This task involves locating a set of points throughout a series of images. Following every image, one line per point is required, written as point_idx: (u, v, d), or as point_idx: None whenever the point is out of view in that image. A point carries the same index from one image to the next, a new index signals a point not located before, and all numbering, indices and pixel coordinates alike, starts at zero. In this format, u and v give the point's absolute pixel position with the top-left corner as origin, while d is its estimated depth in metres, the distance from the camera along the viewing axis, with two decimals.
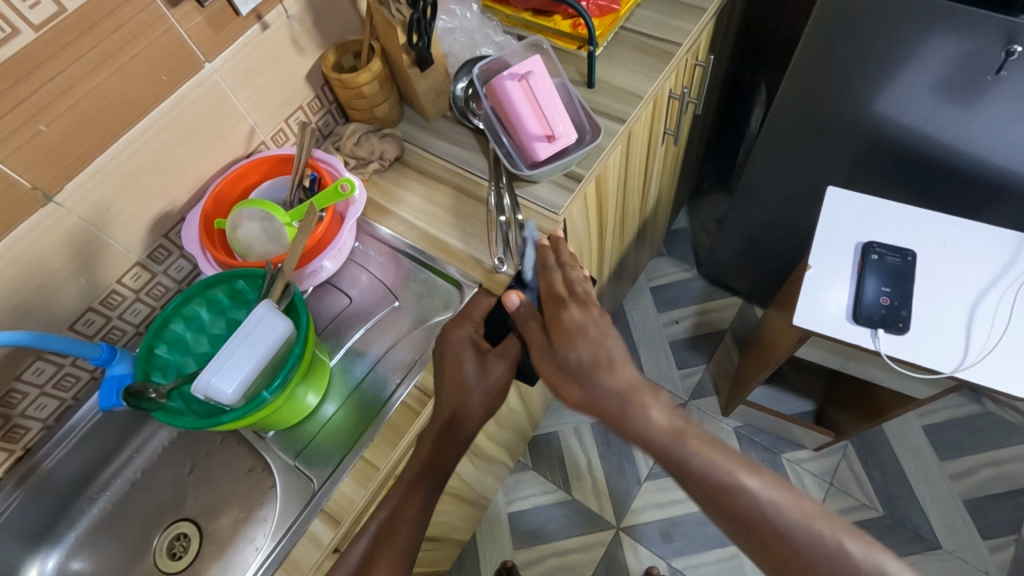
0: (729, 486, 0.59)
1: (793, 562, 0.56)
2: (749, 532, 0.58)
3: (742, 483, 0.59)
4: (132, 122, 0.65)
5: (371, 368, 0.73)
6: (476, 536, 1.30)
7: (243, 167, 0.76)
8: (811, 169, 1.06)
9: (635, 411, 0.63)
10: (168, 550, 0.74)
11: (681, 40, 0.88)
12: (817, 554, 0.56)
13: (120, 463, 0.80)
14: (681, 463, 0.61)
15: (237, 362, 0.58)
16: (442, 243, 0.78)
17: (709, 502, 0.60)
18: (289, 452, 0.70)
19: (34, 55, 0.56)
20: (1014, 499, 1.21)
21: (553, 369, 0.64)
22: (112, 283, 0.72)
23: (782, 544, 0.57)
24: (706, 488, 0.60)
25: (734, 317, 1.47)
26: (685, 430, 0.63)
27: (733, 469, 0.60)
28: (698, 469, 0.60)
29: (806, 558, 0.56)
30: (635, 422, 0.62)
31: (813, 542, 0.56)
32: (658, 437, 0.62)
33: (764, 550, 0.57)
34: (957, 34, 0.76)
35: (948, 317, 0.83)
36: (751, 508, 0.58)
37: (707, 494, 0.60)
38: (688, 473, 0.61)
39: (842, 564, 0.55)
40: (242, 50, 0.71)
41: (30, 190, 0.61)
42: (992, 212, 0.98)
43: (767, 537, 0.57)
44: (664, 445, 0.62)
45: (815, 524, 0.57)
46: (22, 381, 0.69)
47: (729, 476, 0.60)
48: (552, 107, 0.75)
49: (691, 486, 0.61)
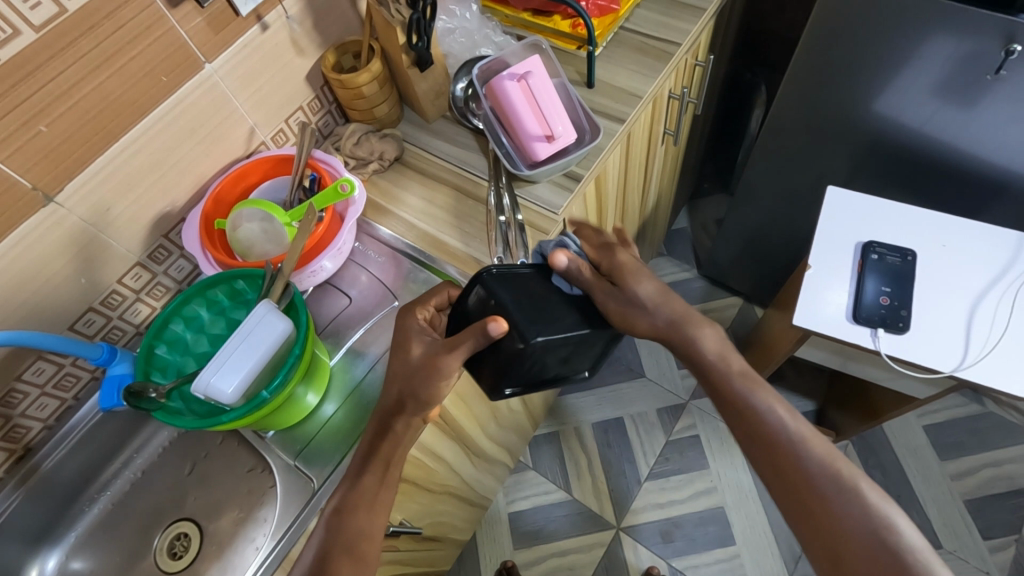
0: (757, 412, 0.60)
1: (805, 490, 0.56)
2: (770, 457, 0.58)
3: (773, 411, 0.59)
4: (132, 123, 0.65)
5: (371, 368, 0.73)
6: (477, 536, 1.30)
7: (243, 167, 0.76)
8: (811, 169, 1.06)
9: (686, 336, 0.62)
10: (168, 550, 0.74)
11: (680, 40, 0.88)
12: (831, 487, 0.55)
13: (121, 463, 0.80)
14: (721, 385, 0.62)
15: (238, 362, 0.58)
16: (442, 243, 0.78)
17: (740, 424, 0.61)
18: (289, 452, 0.70)
19: (35, 56, 0.56)
20: (1015, 499, 1.21)
21: (618, 305, 0.60)
22: (112, 283, 0.72)
23: (799, 473, 0.56)
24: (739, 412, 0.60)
25: (734, 317, 1.47)
26: (730, 358, 0.62)
27: (767, 397, 0.60)
28: (740, 396, 0.60)
29: (819, 490, 0.55)
30: (689, 344, 0.62)
31: (827, 475, 0.56)
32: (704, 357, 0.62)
33: (780, 476, 0.57)
34: (956, 34, 0.76)
35: (948, 317, 0.83)
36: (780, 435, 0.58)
37: (739, 419, 0.61)
38: (726, 395, 0.61)
39: (852, 501, 0.54)
40: (242, 51, 0.71)
41: (31, 190, 0.61)
42: (992, 212, 0.98)
43: (784, 466, 0.57)
44: (711, 363, 0.62)
45: (835, 462, 0.56)
46: (22, 381, 0.69)
47: (763, 401, 0.60)
48: (551, 107, 0.75)
49: (726, 407, 0.62)
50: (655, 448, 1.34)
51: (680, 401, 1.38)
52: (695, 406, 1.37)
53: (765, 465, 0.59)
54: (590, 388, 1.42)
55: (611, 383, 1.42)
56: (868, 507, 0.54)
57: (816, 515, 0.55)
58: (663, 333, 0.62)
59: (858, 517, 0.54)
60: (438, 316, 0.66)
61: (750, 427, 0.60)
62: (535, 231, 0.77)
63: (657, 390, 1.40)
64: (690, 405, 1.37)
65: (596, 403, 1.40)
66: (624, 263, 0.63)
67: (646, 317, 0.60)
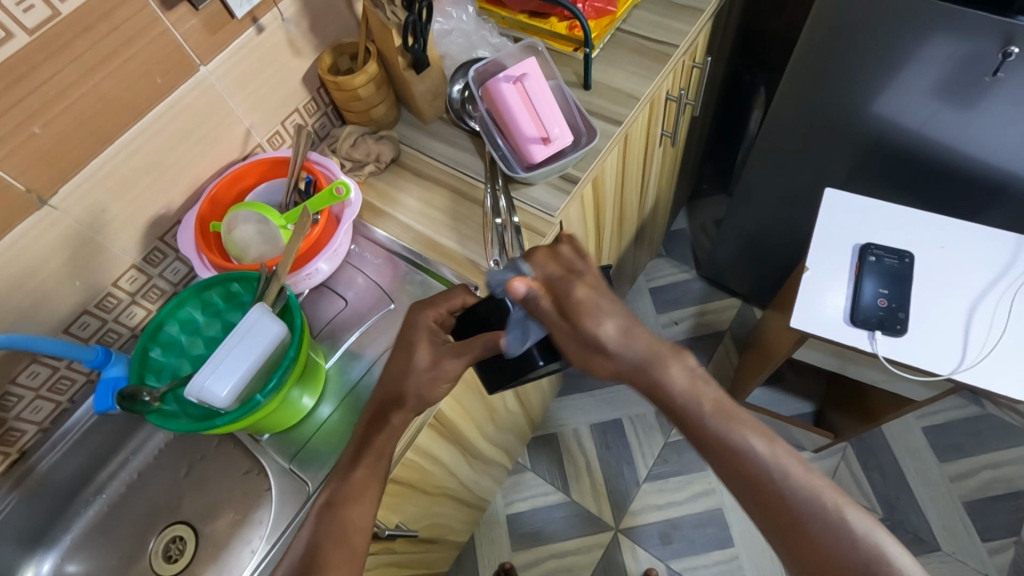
0: (738, 450, 0.54)
1: (796, 533, 0.52)
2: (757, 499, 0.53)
3: (753, 447, 0.54)
4: (127, 126, 0.65)
5: (367, 371, 0.73)
6: (475, 537, 1.30)
7: (239, 169, 0.76)
8: (810, 170, 1.06)
9: (650, 374, 0.57)
10: (163, 553, 0.74)
11: (678, 41, 0.88)
12: (824, 528, 0.51)
13: (117, 465, 0.80)
14: (695, 423, 0.56)
15: (232, 366, 0.58)
16: (438, 245, 0.78)
17: (717, 462, 0.56)
18: (284, 455, 0.70)
19: (29, 58, 0.56)
20: (1014, 501, 1.21)
21: (577, 348, 0.58)
22: (108, 285, 0.72)
23: (788, 515, 0.52)
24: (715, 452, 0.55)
25: (733, 318, 1.47)
26: (702, 389, 0.57)
27: (743, 431, 0.55)
28: (711, 434, 0.55)
29: (811, 531, 0.51)
30: (655, 387, 0.57)
31: (819, 517, 0.52)
32: (672, 389, 0.57)
33: (769, 517, 0.53)
34: (954, 35, 0.76)
35: (945, 320, 0.83)
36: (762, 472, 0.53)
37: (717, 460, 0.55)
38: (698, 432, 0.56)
39: (851, 542, 0.50)
40: (238, 53, 0.71)
41: (25, 193, 0.61)
42: (990, 214, 0.98)
43: (773, 507, 0.53)
44: (677, 400, 0.56)
45: (828, 503, 0.52)
46: (18, 384, 0.69)
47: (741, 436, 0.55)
48: (547, 109, 0.75)
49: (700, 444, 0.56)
50: (654, 449, 1.34)
51: None
52: None
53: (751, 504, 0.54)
54: (588, 390, 1.42)
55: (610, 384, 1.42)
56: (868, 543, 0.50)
57: (812, 557, 0.51)
58: (628, 375, 0.58)
59: (856, 559, 0.50)
60: (450, 316, 0.68)
61: (730, 466, 0.55)
62: (531, 233, 0.77)
63: None
64: None
65: (594, 404, 1.40)
66: (581, 301, 0.57)
67: (608, 357, 0.57)
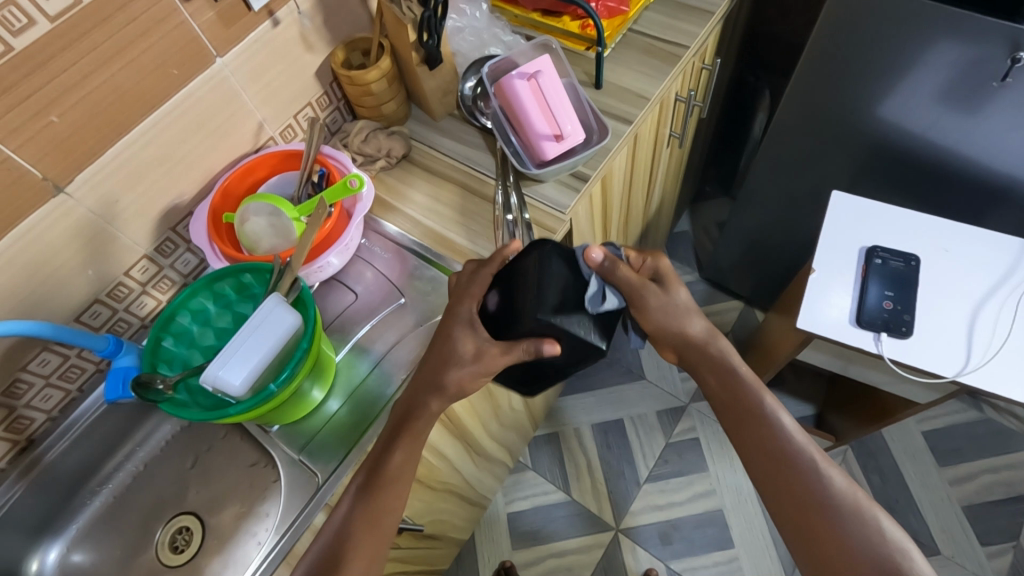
0: (770, 427, 0.64)
1: (810, 509, 0.59)
2: (779, 473, 0.62)
3: (788, 435, 0.63)
4: (142, 116, 0.66)
5: (376, 364, 0.73)
6: (476, 535, 1.30)
7: (251, 161, 0.76)
8: (815, 174, 1.07)
9: (704, 352, 0.69)
10: (169, 544, 0.74)
11: (688, 43, 0.88)
12: (847, 511, 0.58)
13: (123, 456, 0.80)
14: (741, 399, 0.66)
15: (247, 355, 0.58)
16: (448, 241, 0.78)
17: (747, 438, 0.65)
18: (293, 446, 0.70)
19: (49, 46, 0.56)
20: (1012, 506, 1.22)
21: (658, 306, 0.67)
22: (119, 275, 0.72)
23: (801, 484, 0.60)
24: (749, 430, 0.65)
25: (734, 320, 1.47)
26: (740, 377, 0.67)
27: (785, 416, 0.64)
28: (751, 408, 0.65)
29: (835, 511, 0.58)
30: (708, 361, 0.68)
31: (842, 498, 0.59)
32: (736, 374, 0.67)
33: (791, 493, 0.60)
34: (961, 41, 0.77)
35: (949, 323, 0.83)
36: (786, 452, 0.62)
37: (750, 438, 0.65)
38: (734, 413, 0.66)
39: (865, 525, 0.57)
40: (253, 46, 0.71)
41: (40, 180, 0.61)
42: (994, 219, 0.98)
43: (785, 482, 0.61)
44: (718, 379, 0.68)
45: (852, 490, 0.59)
46: (27, 372, 0.69)
47: (778, 418, 0.64)
48: (561, 106, 0.75)
49: (737, 421, 0.66)
50: (655, 449, 1.34)
51: (680, 403, 1.39)
52: (695, 408, 1.37)
53: (767, 478, 0.63)
54: (590, 389, 1.42)
55: (611, 384, 1.42)
56: (878, 530, 0.56)
57: (824, 534, 0.58)
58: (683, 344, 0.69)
59: (857, 529, 0.57)
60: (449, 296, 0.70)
61: (757, 438, 0.64)
62: (542, 230, 0.77)
63: (657, 392, 1.40)
64: (690, 407, 1.38)
65: (596, 403, 1.41)
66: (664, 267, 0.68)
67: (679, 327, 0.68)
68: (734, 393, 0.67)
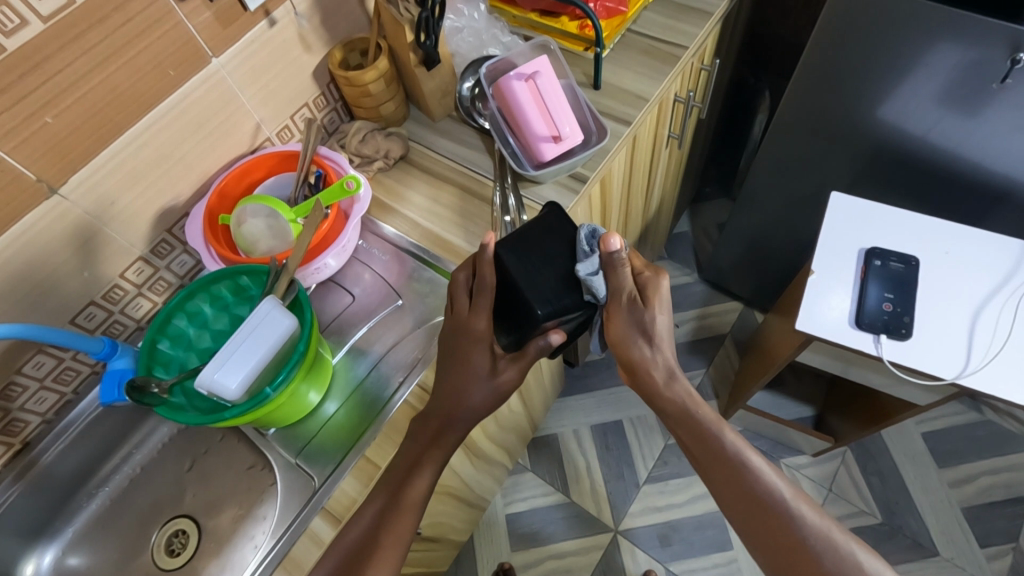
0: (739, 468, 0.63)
1: (788, 548, 0.59)
2: (755, 516, 0.61)
3: (760, 475, 0.63)
4: (138, 117, 0.65)
5: (374, 366, 0.73)
6: (474, 536, 1.30)
7: (248, 162, 0.76)
8: (814, 175, 1.06)
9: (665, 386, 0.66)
10: (166, 547, 0.74)
11: (687, 43, 0.88)
12: (825, 550, 0.58)
13: (120, 459, 0.79)
14: (708, 440, 0.65)
15: (242, 358, 0.58)
16: (446, 242, 0.78)
17: (720, 481, 0.64)
18: (290, 449, 0.70)
19: (43, 47, 0.55)
20: (1012, 507, 1.21)
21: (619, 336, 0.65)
22: (114, 277, 0.72)
23: (776, 526, 0.60)
24: (721, 473, 0.64)
25: (733, 322, 1.47)
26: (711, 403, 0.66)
27: (753, 457, 0.64)
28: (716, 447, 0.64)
29: (814, 552, 0.58)
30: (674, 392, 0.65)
31: (819, 538, 0.59)
32: (698, 418, 0.65)
33: (769, 536, 0.60)
34: (962, 42, 0.76)
35: (950, 325, 0.83)
36: (759, 494, 0.62)
37: (723, 483, 0.64)
38: (704, 457, 0.65)
39: (844, 562, 0.57)
40: (249, 47, 0.71)
41: (35, 182, 0.60)
42: (994, 221, 0.98)
43: (760, 524, 0.61)
44: (683, 422, 0.66)
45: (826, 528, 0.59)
46: (22, 375, 0.69)
47: (746, 460, 0.63)
48: (559, 107, 0.75)
49: (709, 464, 0.65)
50: (654, 451, 1.34)
51: None
52: None
53: (744, 521, 0.62)
54: (589, 390, 1.42)
55: (611, 385, 1.42)
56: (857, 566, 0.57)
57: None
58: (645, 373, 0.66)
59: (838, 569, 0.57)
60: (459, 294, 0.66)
61: (726, 481, 0.64)
62: None
63: None
64: None
65: (595, 404, 1.40)
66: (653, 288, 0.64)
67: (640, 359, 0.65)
68: (703, 434, 0.65)
